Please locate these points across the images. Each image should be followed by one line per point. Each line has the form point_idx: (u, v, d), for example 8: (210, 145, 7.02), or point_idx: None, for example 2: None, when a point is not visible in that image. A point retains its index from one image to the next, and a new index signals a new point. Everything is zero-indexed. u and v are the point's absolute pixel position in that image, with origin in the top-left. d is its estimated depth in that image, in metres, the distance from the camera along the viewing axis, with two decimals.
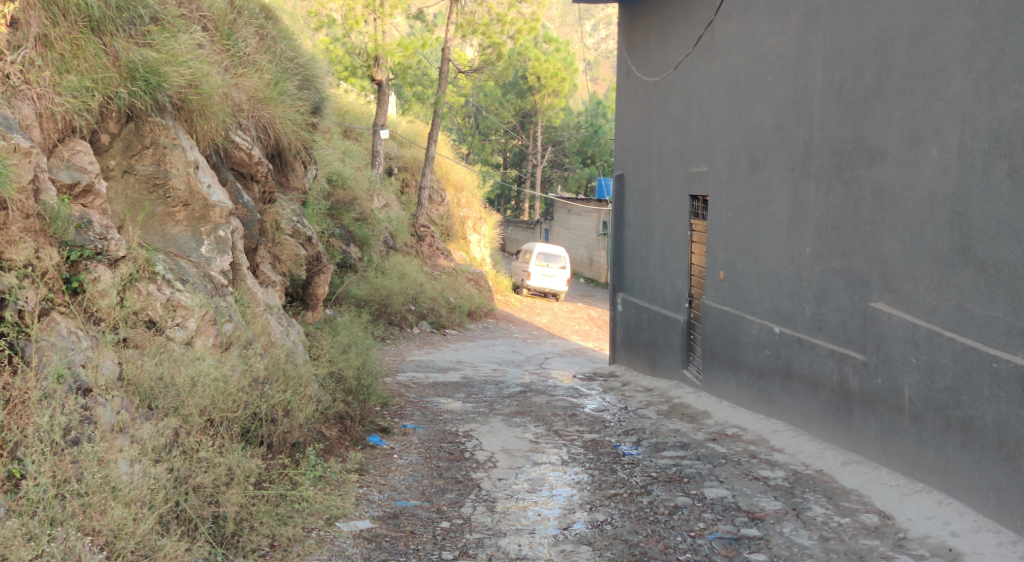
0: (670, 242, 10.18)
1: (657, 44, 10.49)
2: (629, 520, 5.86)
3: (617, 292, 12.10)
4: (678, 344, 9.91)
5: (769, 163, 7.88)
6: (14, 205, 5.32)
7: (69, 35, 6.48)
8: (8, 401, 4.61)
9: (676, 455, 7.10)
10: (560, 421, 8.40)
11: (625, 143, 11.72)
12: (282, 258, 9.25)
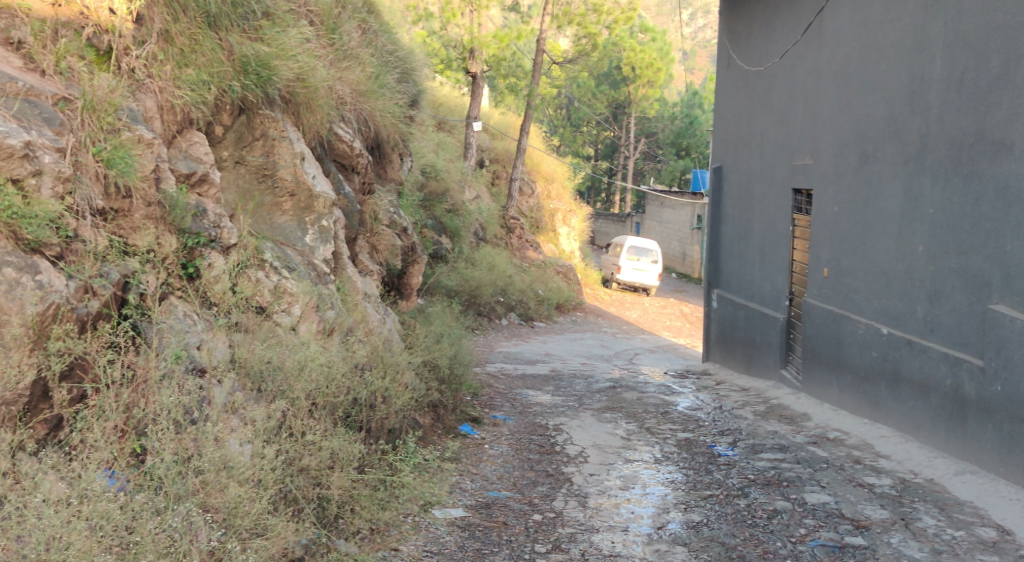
0: (770, 238, 10.05)
1: (760, 34, 10.37)
2: (726, 522, 5.83)
3: (712, 287, 12.00)
4: (777, 344, 9.79)
5: (879, 156, 7.73)
6: (138, 193, 5.58)
7: (188, 30, 6.70)
8: (132, 378, 4.85)
9: (774, 457, 7.03)
10: (652, 419, 8.38)
11: (723, 135, 11.62)
12: (379, 248, 9.42)
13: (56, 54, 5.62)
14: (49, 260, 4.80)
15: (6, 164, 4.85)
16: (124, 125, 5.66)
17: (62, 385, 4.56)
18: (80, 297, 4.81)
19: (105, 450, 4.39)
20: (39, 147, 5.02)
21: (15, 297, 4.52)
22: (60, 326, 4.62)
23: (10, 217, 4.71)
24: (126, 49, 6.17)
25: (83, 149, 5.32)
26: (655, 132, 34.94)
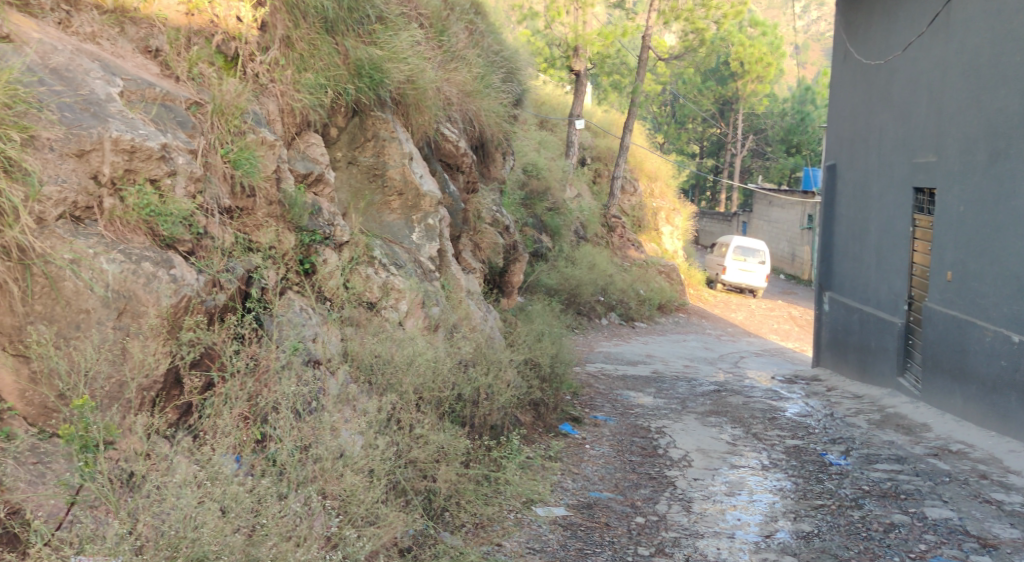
0: (889, 240, 9.87)
1: (880, 27, 10.16)
2: (838, 534, 5.80)
3: (824, 290, 11.85)
4: (895, 350, 9.61)
5: (1012, 153, 7.53)
6: (261, 192, 5.90)
7: (307, 36, 6.95)
8: (255, 367, 5.13)
9: (891, 469, 6.93)
10: (760, 425, 8.34)
11: (838, 131, 11.45)
12: (482, 246, 9.57)
13: (189, 61, 5.97)
14: (182, 255, 5.08)
15: (146, 165, 5.13)
16: (249, 128, 5.96)
17: (193, 373, 4.84)
18: (209, 291, 5.07)
19: (234, 437, 4.62)
20: (174, 149, 5.30)
21: (152, 290, 4.77)
22: (191, 317, 4.87)
23: (148, 214, 5.03)
24: (251, 55, 6.45)
25: (212, 151, 5.61)
26: (765, 130, 34.27)
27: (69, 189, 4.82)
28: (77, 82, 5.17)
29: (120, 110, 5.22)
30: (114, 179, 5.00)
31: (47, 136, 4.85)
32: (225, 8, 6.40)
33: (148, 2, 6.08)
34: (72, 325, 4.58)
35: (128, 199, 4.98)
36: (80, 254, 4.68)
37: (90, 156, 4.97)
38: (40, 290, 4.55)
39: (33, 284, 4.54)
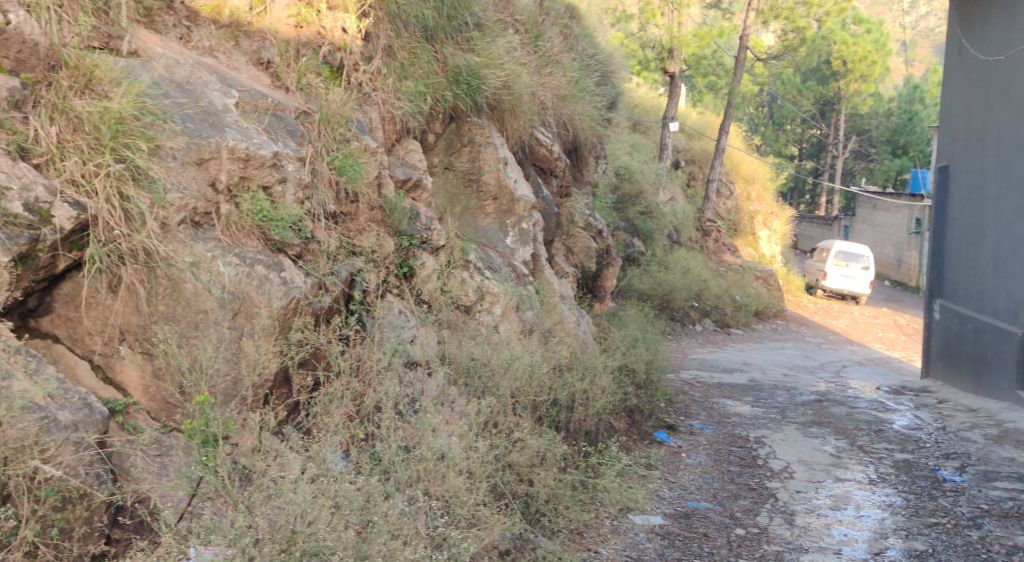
0: (1008, 244, 9.61)
1: (1001, 22, 9.89)
2: (956, 555, 5.68)
3: (936, 297, 11.53)
4: (1015, 361, 9.34)
5: None
6: (364, 198, 6.08)
7: (408, 45, 7.12)
8: (359, 368, 5.34)
9: (1013, 488, 6.74)
10: (866, 437, 8.21)
11: (950, 131, 11.17)
12: (574, 250, 9.63)
13: (298, 72, 6.18)
14: (291, 258, 5.33)
15: (259, 173, 5.37)
16: (353, 136, 6.15)
17: (300, 372, 5.09)
18: (315, 293, 5.29)
19: (340, 434, 4.82)
20: (284, 157, 5.52)
21: (264, 292, 5.03)
22: (300, 319, 5.11)
23: (261, 219, 5.27)
24: (355, 65, 6.64)
25: (319, 158, 5.81)
26: (869, 130, 33.50)
27: (190, 196, 5.07)
28: (196, 94, 5.45)
29: (236, 120, 5.45)
30: (230, 186, 5.25)
31: (170, 146, 5.13)
32: (331, 20, 6.61)
33: (260, 15, 6.32)
34: (192, 325, 4.84)
35: (243, 205, 5.23)
36: (200, 258, 4.94)
37: (209, 164, 5.22)
38: (163, 291, 4.83)
39: (158, 285, 4.82)
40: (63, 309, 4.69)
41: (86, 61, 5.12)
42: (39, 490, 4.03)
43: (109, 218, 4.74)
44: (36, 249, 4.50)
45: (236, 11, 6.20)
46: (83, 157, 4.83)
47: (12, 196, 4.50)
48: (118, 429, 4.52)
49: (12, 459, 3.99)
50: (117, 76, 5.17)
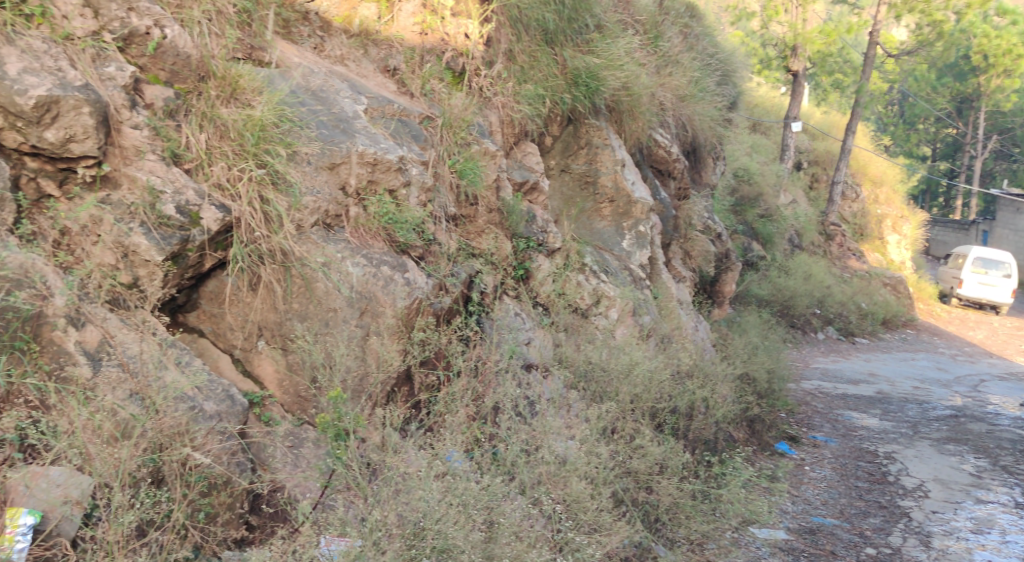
0: None
1: None
2: None
3: None
4: None
5: None
6: (483, 201, 6.22)
7: (529, 48, 7.20)
8: (479, 369, 5.52)
9: None
10: (1009, 457, 7.91)
11: None
12: (692, 254, 9.55)
13: (422, 78, 6.36)
14: (414, 260, 5.53)
15: (386, 176, 5.59)
16: (474, 139, 6.29)
17: (422, 371, 5.32)
18: (436, 294, 5.50)
19: (456, 434, 4.98)
20: (409, 161, 5.71)
21: (389, 292, 5.27)
22: (422, 319, 5.33)
23: (387, 222, 5.49)
24: (477, 69, 6.76)
25: (441, 162, 5.97)
26: (1010, 130, 32.08)
27: (323, 199, 5.34)
28: (330, 102, 5.70)
29: (365, 126, 5.69)
30: (359, 190, 5.50)
31: (306, 151, 5.41)
32: (456, 26, 6.74)
33: (388, 24, 6.49)
34: (323, 322, 5.13)
35: (370, 208, 5.47)
36: (331, 258, 5.21)
37: (340, 168, 5.47)
38: (297, 290, 5.14)
39: (293, 284, 5.14)
40: (208, 305, 5.07)
41: (232, 71, 5.42)
42: (190, 476, 4.32)
43: (250, 220, 5.05)
44: (186, 248, 4.86)
45: (365, 20, 6.39)
46: (229, 163, 5.14)
47: (166, 200, 4.89)
48: (256, 420, 4.85)
49: (166, 446, 4.30)
50: (259, 86, 5.47)
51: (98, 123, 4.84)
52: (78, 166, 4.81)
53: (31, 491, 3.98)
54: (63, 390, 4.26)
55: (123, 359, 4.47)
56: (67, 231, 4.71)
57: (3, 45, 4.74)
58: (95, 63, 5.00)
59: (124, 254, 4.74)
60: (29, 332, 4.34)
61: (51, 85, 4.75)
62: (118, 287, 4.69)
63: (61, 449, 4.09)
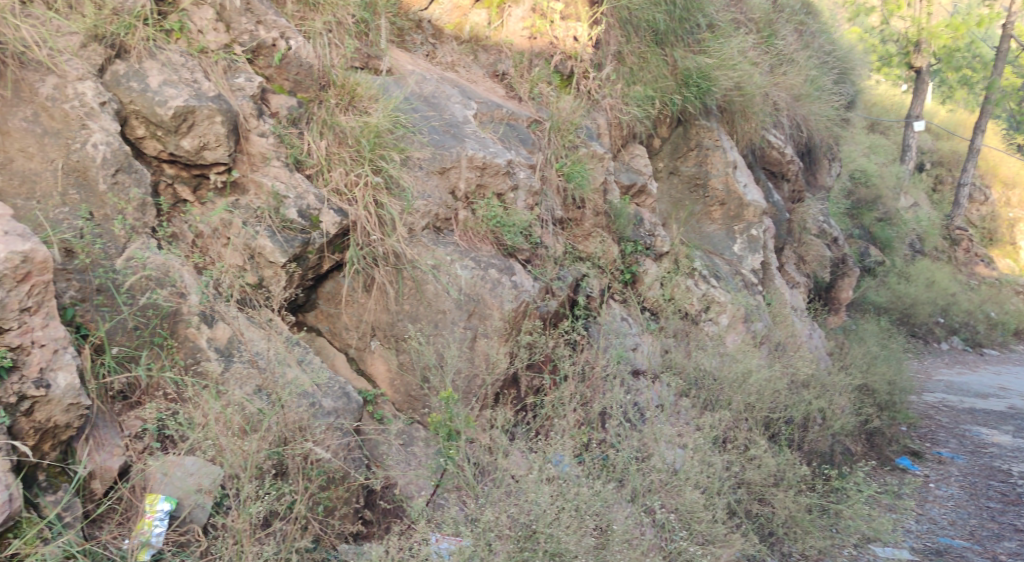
0: None
1: None
2: None
3: None
4: None
5: None
6: (589, 205, 6.11)
7: (638, 50, 7.09)
8: (588, 374, 5.47)
9: None
10: None
11: None
12: (807, 258, 9.08)
13: (531, 82, 6.34)
14: (521, 263, 5.51)
15: (494, 181, 5.58)
16: (582, 142, 6.23)
17: (529, 374, 5.33)
18: (543, 297, 5.45)
19: (557, 440, 4.87)
20: (517, 164, 5.69)
21: (497, 294, 5.25)
22: (530, 321, 5.29)
23: (495, 225, 5.48)
24: (586, 72, 6.68)
25: (548, 165, 5.94)
26: None
27: (434, 203, 5.36)
28: (441, 107, 5.74)
29: (475, 130, 5.70)
30: (468, 194, 5.51)
31: (418, 156, 5.45)
32: (564, 29, 6.66)
33: (498, 29, 6.48)
34: (432, 324, 5.16)
35: (479, 211, 5.48)
36: (440, 261, 5.23)
37: (450, 172, 5.48)
38: (409, 291, 5.17)
39: (404, 286, 5.17)
40: (326, 305, 5.15)
41: (351, 80, 5.46)
42: (311, 469, 4.50)
43: (366, 224, 5.10)
44: (306, 251, 4.97)
45: (475, 27, 6.43)
46: (347, 168, 5.21)
47: (289, 204, 5.01)
48: (370, 418, 4.99)
49: (290, 440, 4.51)
50: (375, 93, 5.50)
51: (230, 131, 4.99)
52: (211, 172, 4.98)
53: (168, 479, 4.27)
54: (198, 384, 4.52)
55: (250, 356, 4.68)
56: (200, 234, 4.91)
57: (146, 60, 4.95)
58: (227, 75, 5.14)
59: (251, 256, 4.90)
60: (167, 329, 4.62)
61: (187, 95, 4.90)
62: (246, 287, 4.87)
63: (196, 439, 4.34)
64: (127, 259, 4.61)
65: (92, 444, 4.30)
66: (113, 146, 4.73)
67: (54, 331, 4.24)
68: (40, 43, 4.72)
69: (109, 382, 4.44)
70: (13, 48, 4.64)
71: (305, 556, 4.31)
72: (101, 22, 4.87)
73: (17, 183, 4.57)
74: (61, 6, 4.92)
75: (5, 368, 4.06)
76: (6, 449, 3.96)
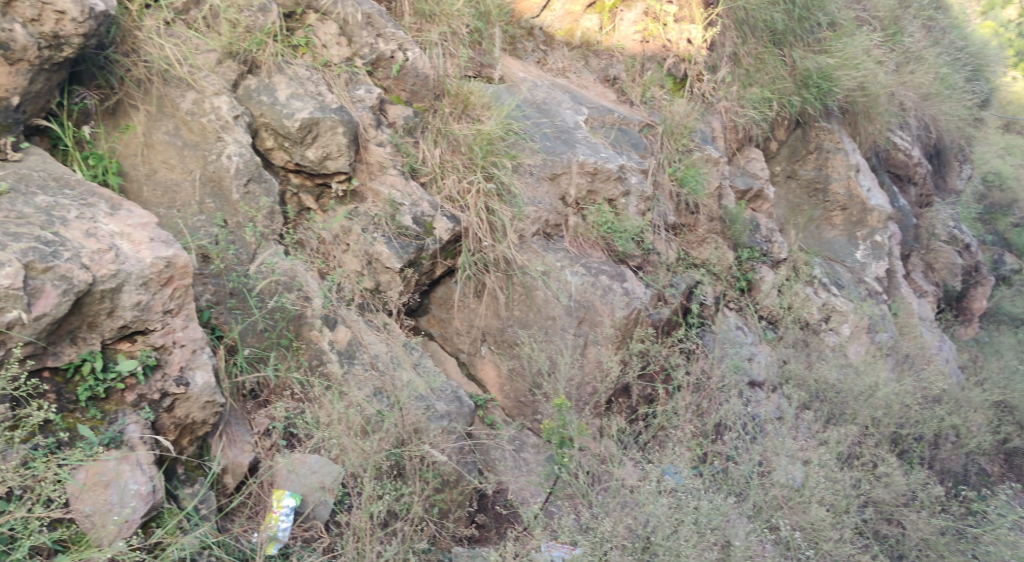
0: None
1: None
2: None
3: None
4: None
5: None
6: (703, 210, 5.98)
7: (755, 51, 6.87)
8: (702, 385, 5.38)
9: None
10: None
11: None
12: (936, 266, 8.41)
13: (642, 85, 6.31)
14: (632, 269, 5.47)
15: (605, 186, 5.54)
16: (697, 146, 6.11)
17: (640, 383, 5.26)
18: (655, 304, 5.39)
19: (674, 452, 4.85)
20: (628, 170, 5.64)
21: (608, 301, 5.22)
22: (641, 329, 5.24)
23: (606, 231, 5.46)
24: (700, 75, 6.56)
25: (661, 170, 5.90)
26: None
27: (544, 209, 5.38)
28: (552, 114, 5.74)
29: (586, 136, 5.69)
30: (578, 200, 5.51)
31: (529, 163, 5.46)
32: (678, 32, 6.58)
33: (610, 34, 6.48)
34: (542, 329, 5.18)
35: (589, 217, 5.47)
36: (551, 267, 5.25)
37: (561, 179, 5.49)
38: (519, 297, 5.21)
39: (514, 292, 5.21)
40: (437, 310, 5.24)
41: (464, 88, 5.52)
42: (427, 471, 4.55)
43: (477, 230, 5.16)
44: (421, 257, 5.05)
45: (587, 32, 6.42)
46: (459, 176, 5.26)
47: (405, 211, 5.08)
48: (480, 423, 5.04)
49: (407, 441, 4.57)
50: (488, 101, 5.53)
51: (350, 142, 5.07)
52: (333, 181, 5.08)
53: (294, 476, 4.41)
54: (323, 385, 4.65)
55: (369, 359, 4.79)
56: (322, 240, 5.02)
57: (275, 74, 5.09)
58: (348, 87, 5.25)
59: (369, 262, 5.00)
60: (292, 332, 4.75)
61: (312, 108, 5.01)
62: (365, 292, 4.97)
63: (320, 438, 4.46)
64: (259, 264, 4.75)
65: (226, 440, 4.43)
66: (245, 157, 4.88)
67: (193, 332, 4.34)
68: (182, 60, 4.92)
69: (240, 381, 4.58)
70: (157, 66, 4.87)
71: (424, 557, 4.37)
72: (236, 40, 5.02)
73: (159, 193, 4.77)
74: (200, 24, 5.06)
75: (149, 366, 4.19)
76: (150, 443, 4.09)
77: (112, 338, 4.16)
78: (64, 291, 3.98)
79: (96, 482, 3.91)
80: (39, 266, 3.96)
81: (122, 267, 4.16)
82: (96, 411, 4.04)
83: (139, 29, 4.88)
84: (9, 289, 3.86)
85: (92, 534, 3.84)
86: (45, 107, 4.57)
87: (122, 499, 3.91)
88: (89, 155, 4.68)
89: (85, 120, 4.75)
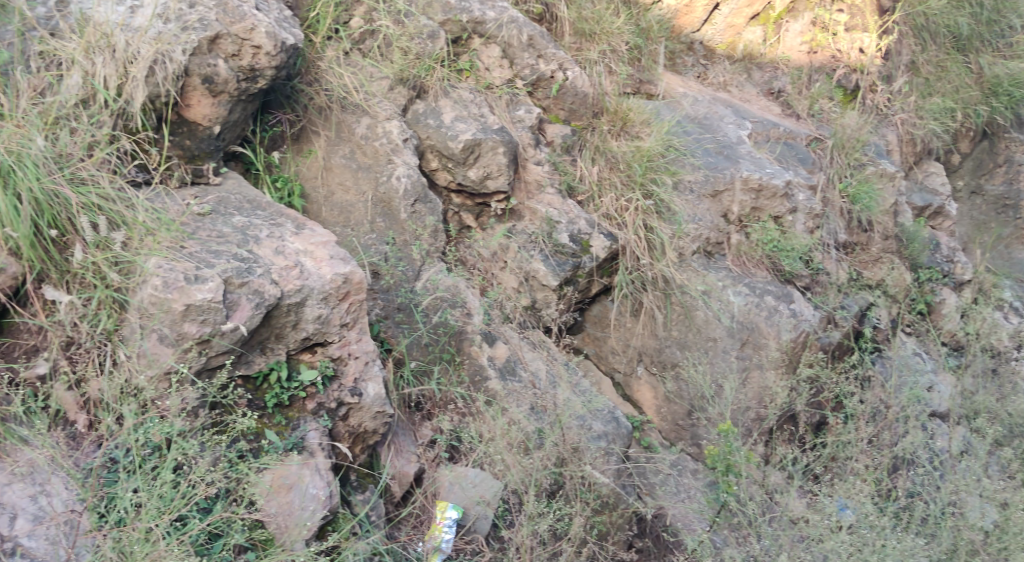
0: None
1: None
2: None
3: None
4: None
5: None
6: (879, 227, 5.72)
7: (936, 58, 6.55)
8: (880, 414, 5.06)
9: None
10: None
11: None
12: None
13: (810, 98, 6.14)
14: (800, 289, 5.30)
15: (770, 203, 5.37)
16: (870, 160, 5.87)
17: (808, 410, 5.02)
18: (824, 327, 5.18)
19: (857, 485, 4.52)
20: (796, 186, 5.46)
21: (773, 323, 5.05)
22: (809, 353, 5.04)
23: (771, 250, 5.30)
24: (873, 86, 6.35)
25: (830, 187, 5.71)
26: None
27: (705, 226, 5.26)
28: (714, 128, 5.64)
29: (750, 151, 5.55)
30: (741, 217, 5.37)
31: (690, 179, 5.36)
32: (849, 41, 6.40)
33: (773, 45, 6.35)
34: (702, 351, 5.05)
35: (753, 235, 5.32)
36: (712, 286, 5.13)
37: (723, 195, 5.35)
38: (677, 317, 5.11)
39: (672, 312, 5.12)
40: (592, 329, 5.24)
41: (623, 106, 5.52)
42: (587, 492, 4.47)
43: (635, 248, 5.11)
44: (577, 274, 5.05)
45: (750, 44, 6.32)
46: (617, 194, 5.24)
47: (562, 229, 5.09)
48: (637, 444, 4.95)
49: (568, 460, 4.52)
50: (648, 117, 5.51)
51: (510, 161, 5.11)
52: (492, 201, 5.13)
53: (457, 488, 4.44)
54: (486, 400, 4.68)
55: (529, 377, 4.81)
56: (482, 258, 5.09)
57: (441, 98, 5.21)
58: (508, 108, 5.33)
59: (526, 278, 5.04)
60: (454, 346, 4.80)
61: (475, 129, 5.08)
62: (523, 309, 5.03)
63: (482, 453, 4.49)
64: (425, 281, 4.84)
65: (393, 450, 4.49)
66: (414, 178, 4.97)
67: (366, 345, 4.43)
68: (358, 87, 5.08)
69: (406, 393, 4.65)
70: (336, 93, 5.05)
71: None
72: (406, 65, 5.16)
73: (336, 213, 4.94)
74: (375, 53, 5.20)
75: (328, 376, 4.30)
76: (327, 450, 4.19)
77: (295, 349, 4.28)
78: (256, 305, 4.10)
79: (280, 485, 4.01)
80: (237, 281, 4.10)
81: (306, 282, 4.27)
82: (281, 417, 4.16)
83: (321, 59, 5.09)
84: (212, 302, 3.99)
85: (279, 536, 3.92)
86: (241, 134, 4.78)
87: (305, 502, 3.99)
88: (277, 178, 4.86)
89: (273, 145, 4.97)
